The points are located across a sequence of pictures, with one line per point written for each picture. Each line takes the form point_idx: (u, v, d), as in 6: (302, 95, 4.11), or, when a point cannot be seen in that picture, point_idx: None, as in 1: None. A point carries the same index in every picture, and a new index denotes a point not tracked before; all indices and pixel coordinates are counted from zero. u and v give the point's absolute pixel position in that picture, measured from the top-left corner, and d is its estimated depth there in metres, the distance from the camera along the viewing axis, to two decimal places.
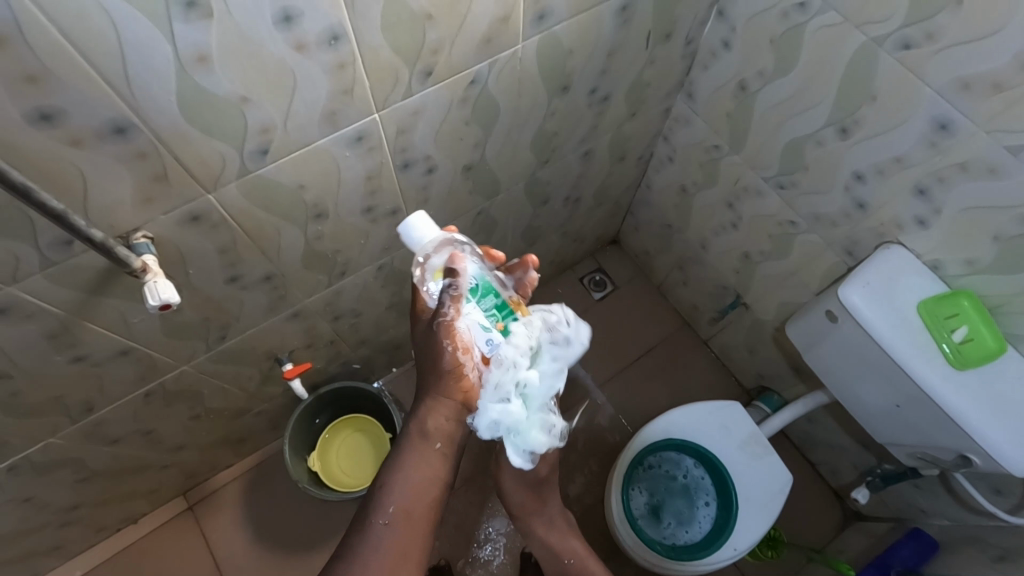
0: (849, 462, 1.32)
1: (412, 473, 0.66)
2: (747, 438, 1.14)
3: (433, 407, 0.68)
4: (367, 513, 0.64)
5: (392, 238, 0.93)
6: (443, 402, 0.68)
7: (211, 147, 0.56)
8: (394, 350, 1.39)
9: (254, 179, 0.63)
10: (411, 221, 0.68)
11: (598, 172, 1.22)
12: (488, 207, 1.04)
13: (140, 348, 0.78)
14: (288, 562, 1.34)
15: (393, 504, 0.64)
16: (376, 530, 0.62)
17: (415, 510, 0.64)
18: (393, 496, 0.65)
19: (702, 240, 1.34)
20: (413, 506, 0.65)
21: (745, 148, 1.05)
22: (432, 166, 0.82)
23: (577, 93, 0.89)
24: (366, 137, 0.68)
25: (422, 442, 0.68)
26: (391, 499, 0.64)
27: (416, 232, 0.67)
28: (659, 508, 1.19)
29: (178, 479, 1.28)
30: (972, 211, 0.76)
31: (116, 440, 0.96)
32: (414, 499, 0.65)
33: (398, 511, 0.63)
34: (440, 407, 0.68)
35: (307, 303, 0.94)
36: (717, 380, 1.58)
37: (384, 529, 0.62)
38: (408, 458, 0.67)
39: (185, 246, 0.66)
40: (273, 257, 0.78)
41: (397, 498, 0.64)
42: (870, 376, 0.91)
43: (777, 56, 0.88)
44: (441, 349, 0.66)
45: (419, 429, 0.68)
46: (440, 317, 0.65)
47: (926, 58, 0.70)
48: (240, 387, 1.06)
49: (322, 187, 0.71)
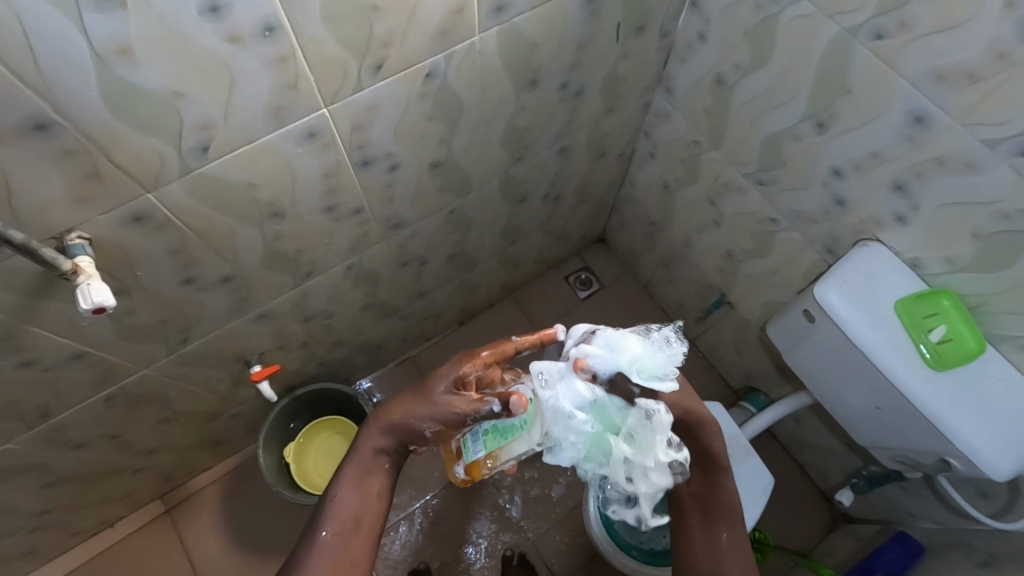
0: (837, 464, 1.30)
1: (361, 483, 0.66)
2: (728, 440, 1.11)
3: (398, 429, 0.67)
4: (312, 519, 0.65)
5: (360, 238, 0.91)
6: (408, 434, 0.67)
7: (145, 143, 0.54)
8: (375, 350, 1.38)
9: (198, 177, 0.61)
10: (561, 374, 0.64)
11: (577, 169, 1.19)
12: (461, 205, 1.02)
13: (94, 351, 0.76)
14: (268, 566, 1.33)
15: (342, 515, 0.64)
16: (317, 537, 0.63)
17: (361, 524, 0.65)
18: (339, 506, 0.65)
19: (686, 238, 1.32)
20: (362, 520, 0.65)
21: (724, 144, 1.02)
22: (395, 164, 0.80)
23: (547, 88, 0.87)
24: (317, 134, 0.66)
25: (374, 461, 0.67)
26: (341, 509, 0.64)
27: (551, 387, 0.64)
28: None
29: (153, 482, 1.27)
30: (951, 207, 0.73)
31: (80, 445, 0.94)
32: (359, 514, 0.65)
33: (343, 522, 0.64)
34: (402, 429, 0.67)
35: (273, 305, 0.92)
36: (704, 379, 1.56)
37: (329, 538, 0.63)
38: (363, 469, 0.67)
39: (131, 247, 0.64)
40: (231, 258, 0.76)
41: (344, 510, 0.64)
42: (851, 376, 0.88)
43: (752, 49, 0.86)
44: (435, 395, 0.66)
45: (377, 443, 0.67)
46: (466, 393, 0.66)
47: (900, 49, 0.67)
48: (210, 390, 1.04)
49: (276, 186, 0.69)
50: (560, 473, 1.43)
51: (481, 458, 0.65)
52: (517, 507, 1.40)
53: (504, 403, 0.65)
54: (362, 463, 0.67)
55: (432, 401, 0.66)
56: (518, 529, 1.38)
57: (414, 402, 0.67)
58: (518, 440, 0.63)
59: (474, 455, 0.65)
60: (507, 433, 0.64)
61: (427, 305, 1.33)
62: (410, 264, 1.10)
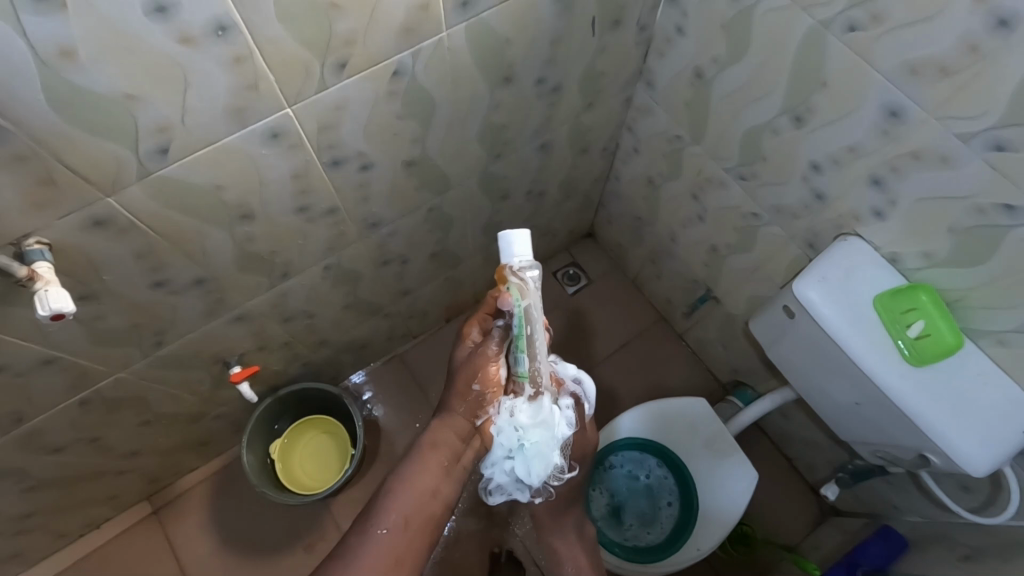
0: (824, 458, 1.30)
1: (416, 480, 0.77)
2: (712, 436, 1.10)
3: (445, 424, 0.80)
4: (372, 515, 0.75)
5: (336, 237, 0.90)
6: (453, 423, 0.80)
7: (99, 147, 0.53)
8: (361, 349, 1.37)
9: (160, 180, 0.60)
10: (511, 253, 0.68)
11: (559, 165, 1.18)
12: (441, 202, 1.01)
13: (65, 356, 0.75)
14: (256, 566, 1.33)
15: (396, 511, 0.75)
16: (377, 533, 0.73)
17: (411, 524, 0.75)
18: (395, 506, 0.75)
19: (672, 233, 1.31)
20: (413, 516, 0.75)
21: (706, 139, 1.01)
22: (367, 163, 0.79)
23: (522, 84, 0.86)
24: (282, 134, 0.65)
25: (429, 458, 0.79)
26: (396, 506, 0.75)
27: (509, 249, 0.68)
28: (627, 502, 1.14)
29: (138, 483, 1.26)
30: (927, 201, 0.72)
31: (59, 449, 0.94)
32: (412, 511, 0.75)
33: (399, 519, 0.74)
34: (447, 425, 0.80)
35: (250, 306, 0.91)
36: (692, 374, 1.56)
37: (385, 534, 0.73)
38: (417, 467, 0.78)
39: (95, 252, 0.63)
40: (201, 261, 0.75)
41: (399, 507, 0.75)
42: (832, 370, 0.87)
43: (729, 42, 0.85)
44: (469, 380, 0.78)
45: (429, 440, 0.80)
46: (484, 355, 0.77)
47: (873, 41, 0.66)
48: (191, 391, 1.04)
49: (243, 187, 0.68)
50: None
51: (529, 362, 0.73)
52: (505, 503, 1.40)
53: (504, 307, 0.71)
54: (419, 459, 0.79)
55: (467, 394, 0.79)
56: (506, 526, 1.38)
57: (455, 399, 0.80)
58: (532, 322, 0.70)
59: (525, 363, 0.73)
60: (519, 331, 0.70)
61: (412, 304, 1.33)
62: (391, 263, 1.09)
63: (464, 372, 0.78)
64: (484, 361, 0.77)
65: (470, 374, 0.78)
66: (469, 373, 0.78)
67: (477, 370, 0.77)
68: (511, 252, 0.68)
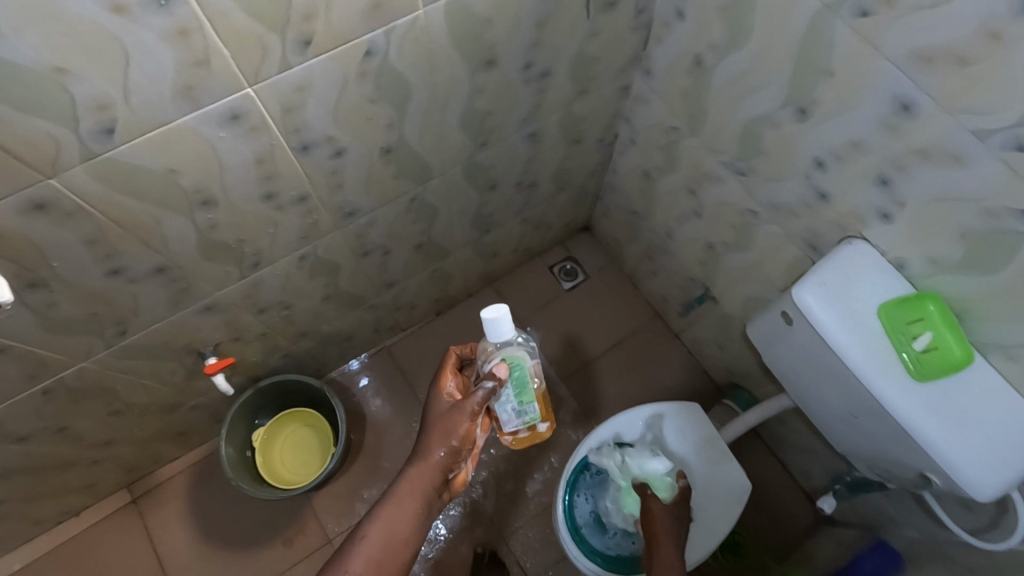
0: (820, 466, 1.25)
1: (389, 525, 0.75)
2: (704, 442, 1.06)
3: (420, 472, 0.76)
4: (342, 553, 0.74)
5: (310, 226, 0.86)
6: (431, 471, 0.77)
7: (31, 125, 0.49)
8: (345, 341, 1.34)
9: (106, 162, 0.56)
10: (490, 318, 0.73)
11: (552, 156, 1.13)
12: (423, 192, 0.96)
13: (19, 344, 0.72)
14: (234, 558, 1.30)
15: (367, 554, 0.74)
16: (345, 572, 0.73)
17: (381, 566, 0.74)
18: (365, 547, 0.74)
19: (669, 229, 1.26)
20: (384, 559, 0.74)
21: (704, 131, 0.96)
22: (339, 149, 0.74)
23: (508, 68, 0.81)
24: (242, 116, 0.61)
25: (403, 505, 0.76)
26: (367, 549, 0.74)
27: (499, 326, 0.73)
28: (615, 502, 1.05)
29: (114, 472, 1.24)
30: (937, 203, 0.67)
31: (22, 438, 0.91)
32: (381, 554, 0.74)
33: (369, 561, 0.73)
34: (423, 473, 0.76)
35: (219, 296, 0.87)
36: (688, 375, 1.51)
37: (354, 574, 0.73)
38: (391, 511, 0.76)
39: (39, 237, 0.59)
40: (161, 248, 0.71)
41: (369, 550, 0.74)
42: (829, 381, 0.82)
43: (729, 27, 0.79)
44: (446, 435, 0.76)
45: (405, 486, 0.76)
46: (463, 409, 0.75)
47: (883, 27, 0.61)
48: (163, 382, 1.01)
49: (201, 172, 0.64)
50: (535, 468, 1.40)
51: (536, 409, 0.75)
52: (491, 501, 1.37)
53: (489, 379, 0.73)
54: (394, 504, 0.76)
55: (447, 447, 0.76)
56: (491, 525, 1.35)
57: (429, 449, 0.76)
58: (531, 368, 0.74)
59: (536, 411, 0.74)
60: (525, 383, 0.73)
61: (397, 296, 1.29)
62: (373, 254, 1.05)
63: (442, 427, 0.76)
64: (467, 418, 0.75)
65: (448, 430, 0.75)
66: (448, 430, 0.75)
67: (455, 429, 0.75)
68: (496, 325, 0.74)
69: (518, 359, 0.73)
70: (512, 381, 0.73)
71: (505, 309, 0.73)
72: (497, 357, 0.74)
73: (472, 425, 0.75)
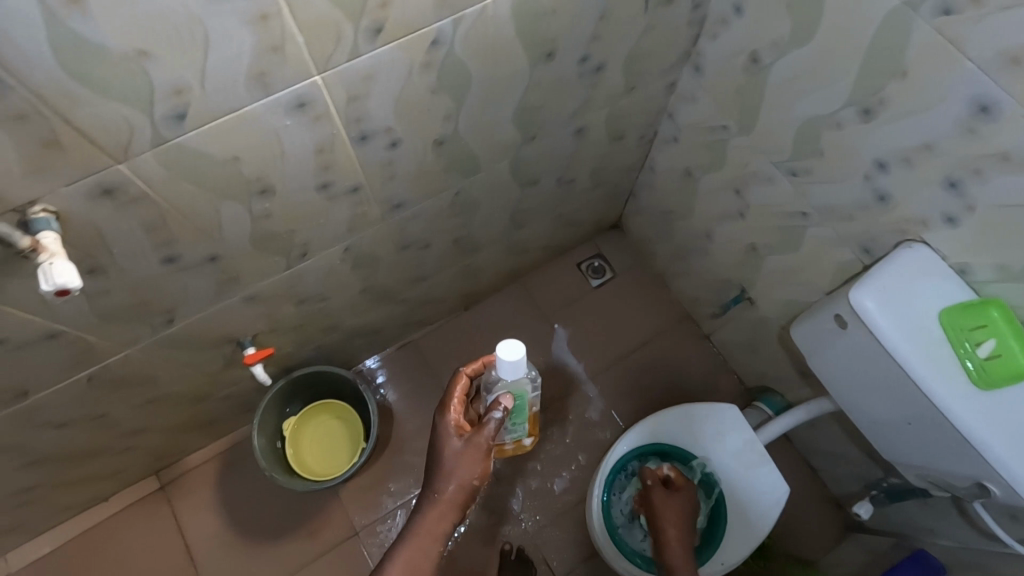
0: (853, 473, 1.23)
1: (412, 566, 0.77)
2: (741, 446, 1.04)
3: (438, 512, 0.77)
4: None
5: (357, 218, 0.85)
6: (448, 510, 0.77)
7: (109, 108, 0.48)
8: (375, 334, 1.33)
9: (174, 148, 0.55)
10: (504, 361, 0.72)
11: (593, 151, 1.12)
12: (467, 186, 0.95)
13: (70, 330, 0.71)
14: (261, 549, 1.31)
15: None
16: None
17: None
18: None
19: (707, 229, 1.24)
20: None
21: (755, 130, 0.94)
22: (395, 140, 0.73)
23: (564, 62, 0.79)
24: (308, 104, 0.60)
25: (423, 547, 0.77)
26: None
27: (514, 369, 0.73)
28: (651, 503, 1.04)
29: (144, 459, 1.24)
30: (1009, 208, 0.66)
31: (63, 424, 0.91)
32: None
33: None
34: (441, 514, 0.77)
35: (264, 286, 0.87)
36: (717, 377, 1.50)
37: None
38: (413, 553, 0.77)
39: (102, 223, 0.59)
40: (215, 237, 0.70)
41: None
42: (882, 387, 0.81)
43: (794, 23, 0.77)
44: (463, 472, 0.76)
45: (423, 527, 0.77)
46: (479, 445, 0.76)
47: (967, 25, 0.59)
48: (201, 371, 1.00)
49: (262, 160, 0.63)
50: (563, 466, 1.39)
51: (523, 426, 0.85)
52: (517, 498, 1.36)
53: (496, 413, 0.75)
54: (415, 546, 0.77)
55: (462, 485, 0.76)
56: (518, 523, 1.34)
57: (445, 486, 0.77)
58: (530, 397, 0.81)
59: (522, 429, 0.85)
60: (522, 410, 0.80)
61: (430, 290, 1.28)
62: (412, 248, 1.04)
63: (456, 464, 0.76)
64: (482, 453, 0.76)
65: (464, 468, 0.76)
66: (465, 466, 0.76)
67: (472, 465, 0.76)
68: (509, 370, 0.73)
69: (523, 392, 0.77)
70: (513, 408, 0.79)
71: (524, 354, 0.72)
72: (506, 394, 0.75)
73: (486, 456, 0.77)
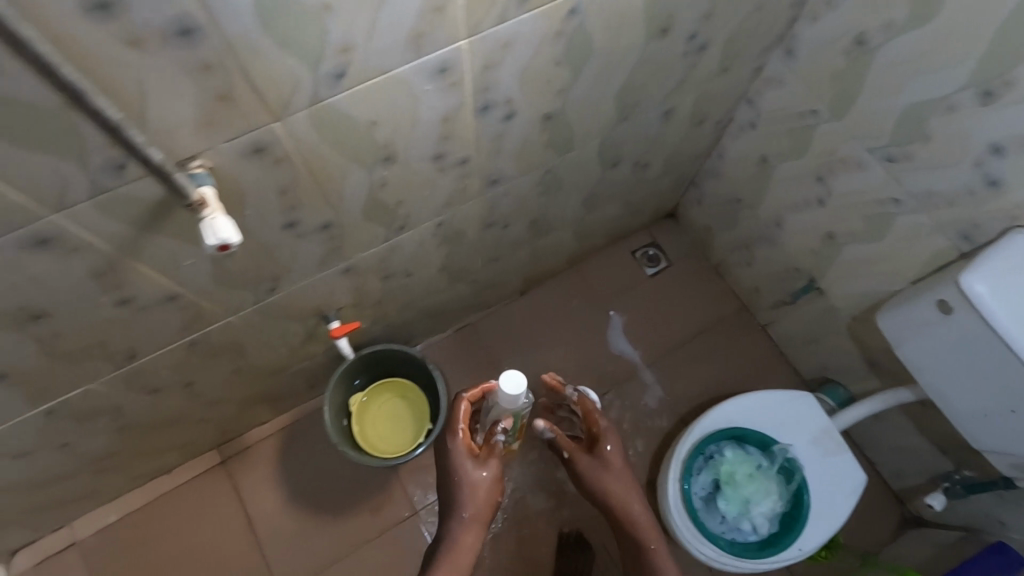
0: (919, 466, 1.23)
1: None
2: (818, 433, 1.04)
3: (470, 530, 0.88)
4: None
5: (457, 191, 0.85)
6: (476, 528, 0.88)
7: (284, 63, 0.48)
8: (438, 315, 1.33)
9: (326, 107, 0.56)
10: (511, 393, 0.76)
11: (673, 135, 1.12)
12: (558, 165, 0.95)
13: (189, 294, 0.72)
14: (323, 524, 1.32)
15: None
16: None
17: None
18: None
19: (778, 218, 1.24)
20: None
21: (850, 115, 0.94)
22: (511, 113, 0.73)
23: (675, 39, 0.79)
24: (449, 69, 0.60)
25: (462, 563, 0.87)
26: None
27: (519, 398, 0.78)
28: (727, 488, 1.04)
29: (212, 432, 1.25)
30: None
31: (155, 390, 0.91)
32: None
33: None
34: (472, 531, 0.88)
35: (360, 258, 0.87)
36: (772, 368, 1.50)
37: None
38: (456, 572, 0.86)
39: (245, 183, 0.59)
40: (335, 203, 0.71)
41: None
42: (984, 373, 0.81)
43: (911, 4, 0.77)
44: (485, 490, 0.88)
45: (460, 546, 0.87)
46: (495, 462, 0.88)
47: None
48: (284, 343, 1.01)
49: (396, 125, 0.63)
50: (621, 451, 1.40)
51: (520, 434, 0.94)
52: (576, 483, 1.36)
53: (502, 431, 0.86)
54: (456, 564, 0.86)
55: (485, 502, 0.88)
56: (576, 507, 1.35)
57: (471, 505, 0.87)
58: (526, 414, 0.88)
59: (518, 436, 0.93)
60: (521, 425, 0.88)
61: (496, 272, 1.28)
62: (494, 226, 1.04)
63: (477, 484, 0.88)
64: (498, 470, 0.89)
65: (486, 487, 0.88)
66: (485, 486, 0.88)
67: (492, 483, 0.88)
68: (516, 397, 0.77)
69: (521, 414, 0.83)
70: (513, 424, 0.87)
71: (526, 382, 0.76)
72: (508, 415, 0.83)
73: (500, 473, 0.90)
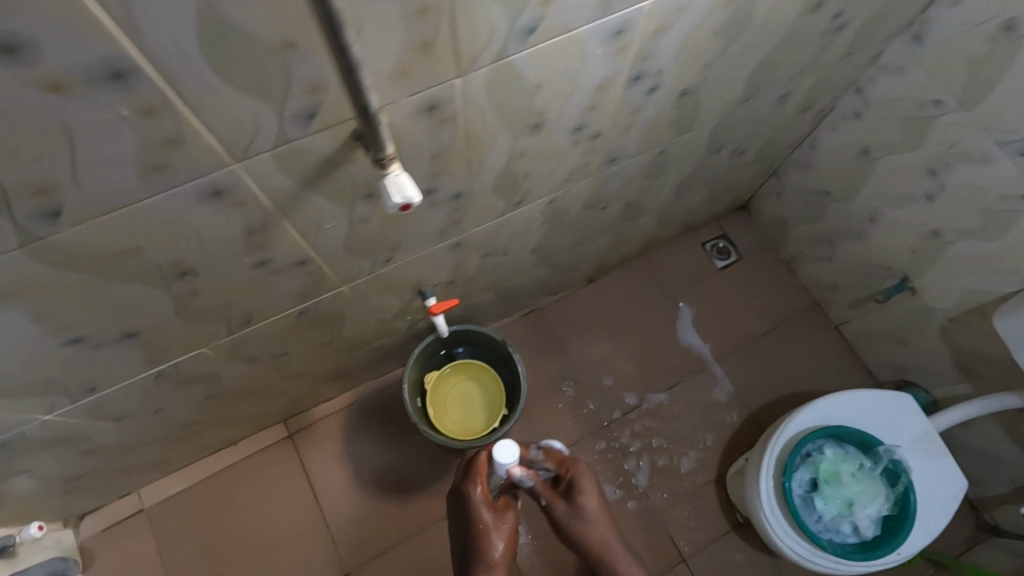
0: (1006, 474, 1.20)
1: None
2: (917, 436, 1.01)
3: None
4: None
5: (579, 167, 0.82)
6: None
7: (488, 10, 0.46)
8: (513, 297, 1.31)
9: (506, 65, 0.53)
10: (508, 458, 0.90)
11: (777, 122, 1.08)
12: (672, 146, 0.92)
13: (318, 260, 0.70)
14: (388, 503, 1.30)
15: None
16: None
17: None
18: None
19: (872, 213, 1.20)
20: None
21: (980, 106, 0.90)
22: (657, 85, 0.70)
23: (822, 15, 0.76)
24: (623, 33, 0.57)
25: None
26: None
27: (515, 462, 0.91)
28: (825, 486, 1.00)
29: (283, 406, 1.24)
30: None
31: (253, 359, 0.90)
32: None
33: None
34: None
35: (472, 233, 0.85)
36: (846, 368, 1.45)
37: None
38: None
39: (408, 143, 0.56)
40: (474, 172, 0.68)
41: None
42: None
43: None
44: (502, 541, 0.94)
45: None
46: (510, 513, 0.96)
47: None
48: (377, 317, 0.99)
49: (557, 90, 0.61)
50: (690, 445, 1.37)
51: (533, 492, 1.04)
52: (644, 475, 1.34)
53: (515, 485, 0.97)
54: None
55: (501, 555, 0.94)
56: (644, 499, 1.32)
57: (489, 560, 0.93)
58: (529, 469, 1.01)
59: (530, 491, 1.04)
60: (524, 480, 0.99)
61: (577, 257, 1.26)
62: (594, 207, 1.01)
63: (494, 532, 0.94)
64: (510, 521, 0.96)
65: (501, 539, 0.94)
66: (503, 538, 0.94)
67: (507, 532, 0.95)
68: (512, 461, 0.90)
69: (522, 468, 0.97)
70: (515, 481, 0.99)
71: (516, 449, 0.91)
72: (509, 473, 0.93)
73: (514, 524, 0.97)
